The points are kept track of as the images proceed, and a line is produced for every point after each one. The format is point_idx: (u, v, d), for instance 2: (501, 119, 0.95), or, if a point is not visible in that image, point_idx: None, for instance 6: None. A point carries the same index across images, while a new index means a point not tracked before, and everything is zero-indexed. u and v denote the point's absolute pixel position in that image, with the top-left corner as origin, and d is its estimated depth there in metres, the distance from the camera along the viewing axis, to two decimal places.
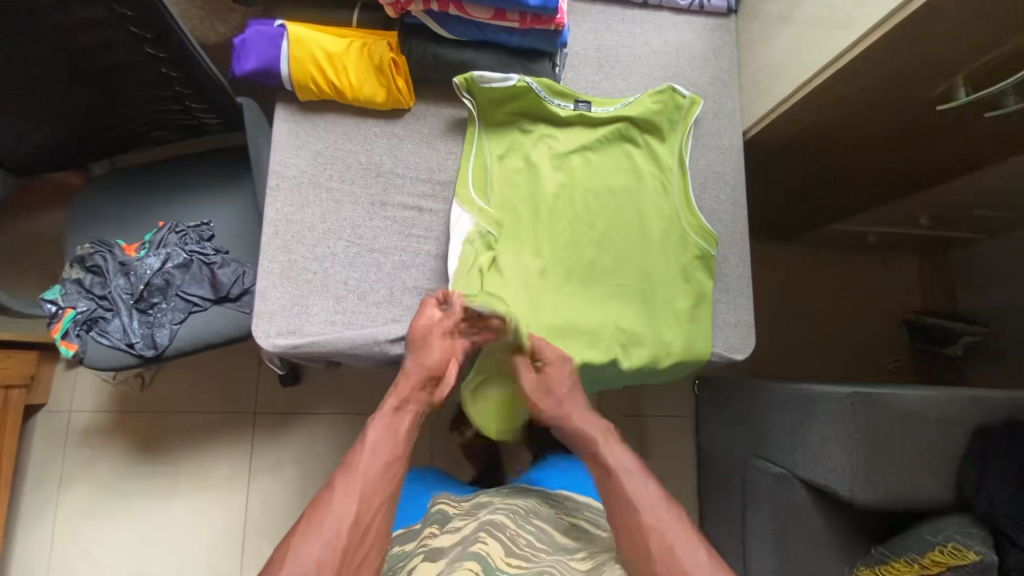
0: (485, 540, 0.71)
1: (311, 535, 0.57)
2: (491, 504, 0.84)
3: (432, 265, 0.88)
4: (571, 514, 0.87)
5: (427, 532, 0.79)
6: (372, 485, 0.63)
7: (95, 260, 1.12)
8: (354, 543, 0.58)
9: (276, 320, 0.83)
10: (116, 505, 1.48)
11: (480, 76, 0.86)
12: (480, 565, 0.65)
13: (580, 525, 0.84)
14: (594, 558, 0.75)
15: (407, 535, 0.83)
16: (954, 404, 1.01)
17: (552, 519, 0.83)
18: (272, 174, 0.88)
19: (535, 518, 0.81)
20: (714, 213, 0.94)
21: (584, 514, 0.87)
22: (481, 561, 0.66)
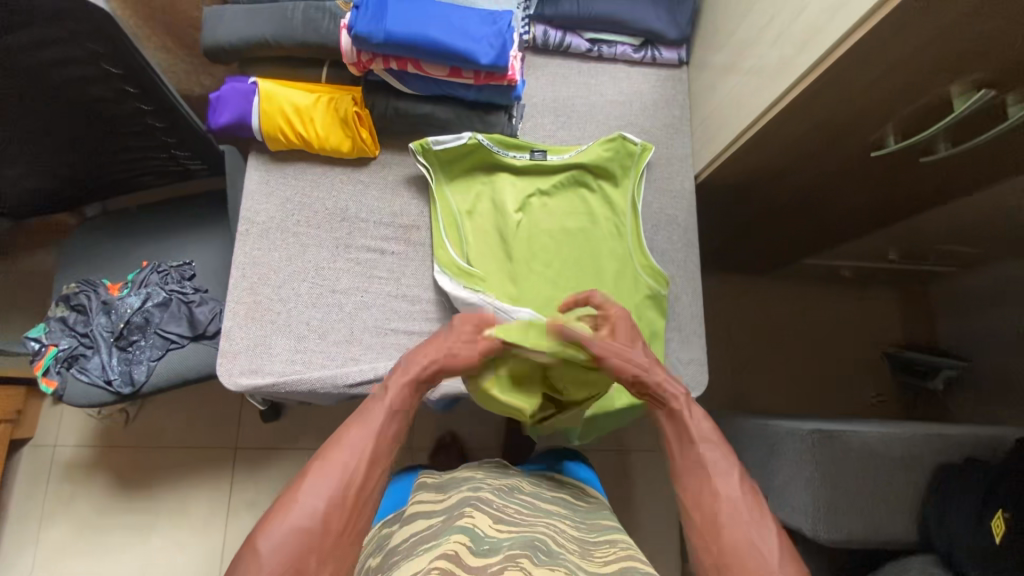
0: (473, 510, 0.76)
1: (317, 489, 0.62)
2: (474, 475, 0.90)
3: (391, 305, 0.92)
4: (553, 487, 0.96)
5: (414, 506, 0.86)
6: (375, 454, 0.66)
7: (79, 299, 1.17)
8: (353, 503, 0.63)
9: (239, 359, 0.87)
10: (94, 541, 1.48)
11: (433, 141, 0.92)
12: (468, 538, 0.69)
13: (561, 497, 0.93)
14: (573, 528, 0.83)
15: (395, 517, 0.88)
16: (913, 442, 1.01)
17: (533, 493, 0.89)
18: (242, 220, 0.93)
19: (518, 492, 0.88)
20: (667, 254, 0.98)
21: (563, 492, 0.95)
22: (469, 533, 0.71)
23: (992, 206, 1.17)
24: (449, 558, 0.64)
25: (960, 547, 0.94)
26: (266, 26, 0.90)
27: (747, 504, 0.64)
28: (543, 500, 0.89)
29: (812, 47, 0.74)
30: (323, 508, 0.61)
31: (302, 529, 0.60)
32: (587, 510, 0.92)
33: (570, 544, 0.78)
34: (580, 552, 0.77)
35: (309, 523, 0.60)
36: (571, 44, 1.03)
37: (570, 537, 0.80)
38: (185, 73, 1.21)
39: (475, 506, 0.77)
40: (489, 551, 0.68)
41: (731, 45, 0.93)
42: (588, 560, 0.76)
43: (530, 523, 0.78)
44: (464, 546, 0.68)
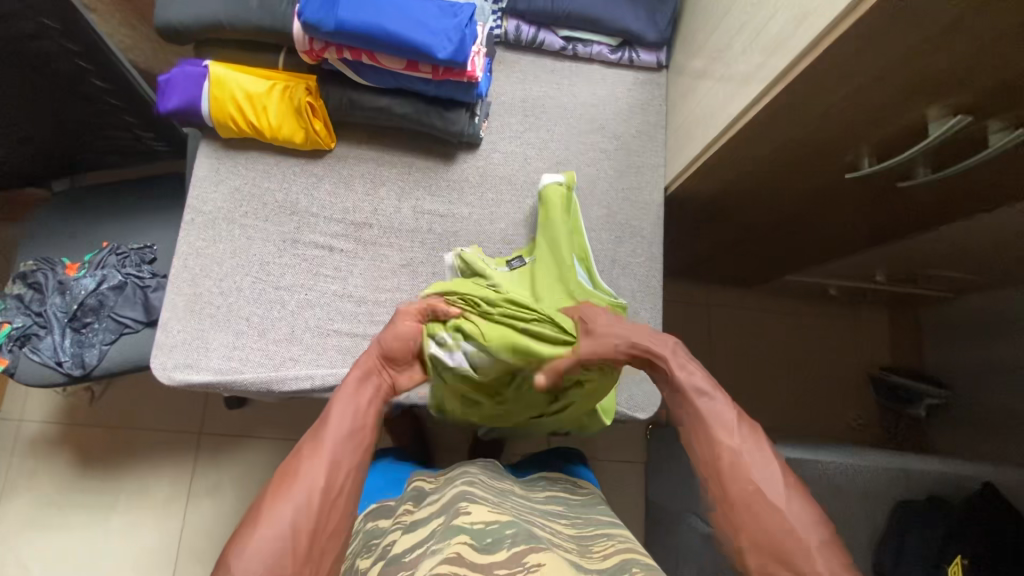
0: (469, 507, 0.71)
1: (284, 502, 0.56)
2: (470, 469, 0.86)
3: (335, 305, 0.88)
4: (547, 486, 0.92)
5: (401, 508, 0.81)
6: (342, 453, 0.60)
7: (36, 277, 1.15)
8: (327, 511, 0.56)
9: (174, 353, 0.84)
10: (54, 518, 1.48)
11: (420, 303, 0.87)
12: (468, 536, 0.64)
13: (554, 496, 0.89)
14: (567, 526, 0.79)
15: (379, 511, 0.83)
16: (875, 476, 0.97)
17: (527, 494, 0.85)
18: (188, 208, 0.90)
19: (514, 492, 0.83)
20: (629, 267, 0.94)
21: (556, 489, 0.91)
22: (467, 532, 0.65)
23: (981, 233, 1.11)
24: (451, 560, 0.59)
25: None
26: (219, 9, 0.86)
27: (754, 448, 0.58)
28: (537, 500, 0.85)
29: (778, 61, 0.69)
30: (292, 518, 0.55)
31: (275, 546, 0.53)
32: (581, 505, 0.88)
33: (567, 542, 0.73)
34: (579, 549, 0.71)
35: (280, 540, 0.53)
36: (544, 41, 0.98)
37: (566, 536, 0.75)
38: (154, 53, 1.18)
39: (470, 502, 0.72)
40: (492, 546, 0.63)
41: (706, 51, 0.88)
42: (586, 556, 0.70)
43: (527, 520, 0.73)
44: (466, 546, 0.63)
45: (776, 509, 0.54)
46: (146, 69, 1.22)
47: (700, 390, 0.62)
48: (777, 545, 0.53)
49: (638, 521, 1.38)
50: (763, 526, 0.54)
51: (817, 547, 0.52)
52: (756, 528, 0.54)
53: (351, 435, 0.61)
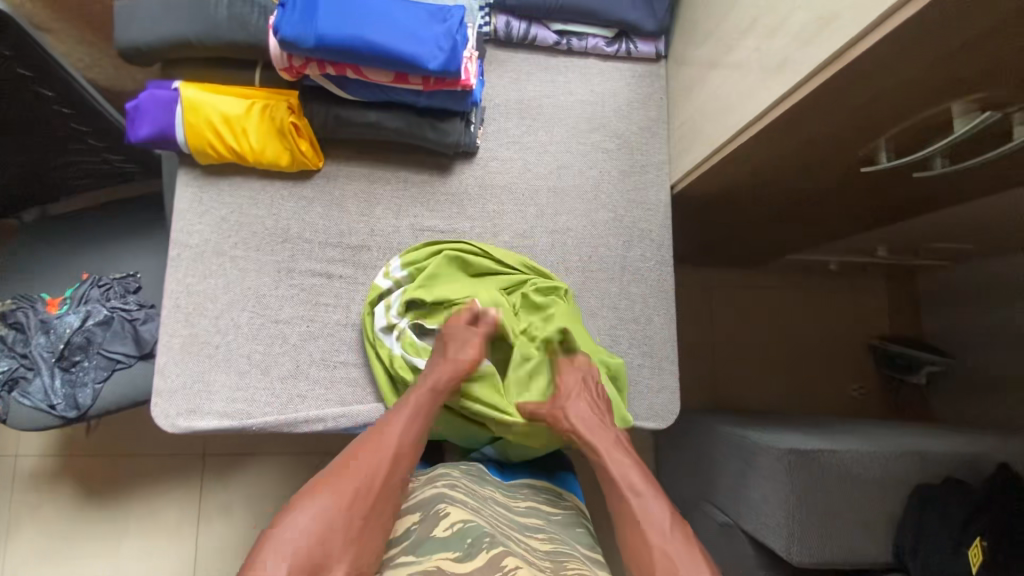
0: (448, 508, 0.69)
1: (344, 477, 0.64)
2: (450, 468, 0.82)
3: (339, 335, 0.85)
4: (530, 492, 0.86)
5: None
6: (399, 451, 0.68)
7: (16, 317, 1.10)
8: (377, 498, 0.64)
9: (176, 399, 0.80)
10: (63, 550, 1.46)
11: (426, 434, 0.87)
12: (448, 546, 0.64)
13: (535, 505, 0.83)
14: (543, 540, 0.74)
15: None
16: (891, 463, 0.97)
17: (506, 502, 0.80)
18: (174, 244, 0.84)
19: (492, 499, 0.79)
20: (640, 273, 0.91)
21: (538, 497, 0.85)
22: (447, 542, 0.64)
23: (988, 208, 1.10)
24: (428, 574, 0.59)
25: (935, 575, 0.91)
26: (185, 26, 0.79)
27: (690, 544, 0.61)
28: (516, 509, 0.80)
29: (795, 61, 0.65)
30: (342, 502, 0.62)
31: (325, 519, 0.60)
32: (560, 521, 0.81)
33: (543, 559, 0.69)
34: (554, 568, 0.67)
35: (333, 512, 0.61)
36: (537, 36, 0.92)
37: (542, 553, 0.71)
38: (115, 68, 1.10)
39: (450, 506, 0.70)
40: (472, 549, 0.62)
41: (712, 43, 0.83)
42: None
43: (502, 530, 0.70)
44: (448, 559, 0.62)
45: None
46: (107, 85, 1.13)
47: (639, 487, 0.67)
48: None
49: None
50: None
51: None
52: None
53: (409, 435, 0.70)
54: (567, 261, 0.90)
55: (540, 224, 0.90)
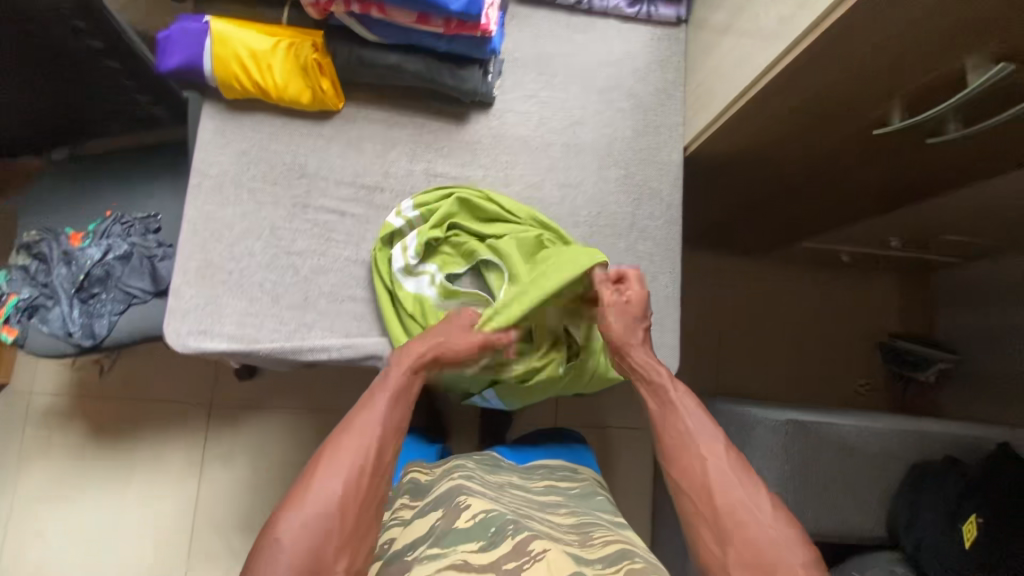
0: (468, 498, 0.74)
1: (332, 473, 0.62)
2: (464, 464, 0.88)
3: (349, 271, 0.87)
4: (543, 475, 0.94)
5: (397, 503, 0.83)
6: (386, 430, 0.66)
7: (40, 247, 1.14)
8: (370, 484, 0.63)
9: (188, 319, 0.83)
10: (69, 488, 1.50)
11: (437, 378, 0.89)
12: (470, 533, 0.67)
13: (551, 486, 0.90)
14: (565, 517, 0.80)
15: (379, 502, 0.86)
16: (890, 438, 0.97)
17: (523, 487, 0.87)
18: (195, 172, 0.87)
19: (510, 487, 0.85)
20: (647, 231, 0.91)
21: (556, 477, 0.94)
22: (469, 529, 0.68)
23: (1006, 194, 1.09)
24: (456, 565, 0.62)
25: (929, 551, 0.91)
26: None
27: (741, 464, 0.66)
28: (533, 493, 0.86)
29: (807, 9, 0.66)
30: (337, 491, 0.61)
31: (320, 518, 0.59)
32: (580, 495, 0.89)
33: (569, 533, 0.75)
34: (580, 539, 0.74)
35: (328, 511, 0.59)
36: None
37: (566, 527, 0.77)
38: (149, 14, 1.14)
39: (469, 496, 0.75)
40: (495, 538, 0.66)
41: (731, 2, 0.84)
42: (588, 545, 0.73)
43: (524, 512, 0.76)
44: (471, 551, 0.64)
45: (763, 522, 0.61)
46: (140, 29, 1.17)
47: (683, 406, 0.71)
48: (760, 551, 0.59)
49: (645, 486, 1.41)
50: (744, 533, 0.60)
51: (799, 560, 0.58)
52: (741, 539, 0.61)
53: (396, 412, 0.68)
54: (576, 214, 0.91)
55: (551, 176, 0.92)
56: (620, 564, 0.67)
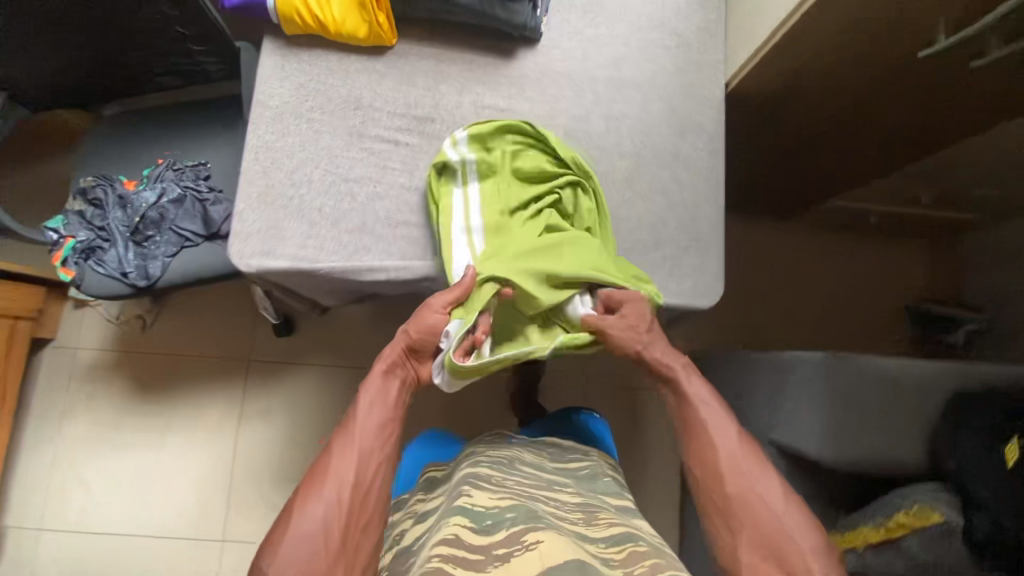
0: (470, 489, 0.77)
1: (317, 498, 0.63)
2: (474, 451, 0.93)
3: (404, 198, 0.90)
4: (558, 455, 0.96)
5: (414, 498, 0.90)
6: (369, 446, 0.68)
7: (95, 193, 1.18)
8: (358, 499, 0.65)
9: (252, 240, 0.87)
10: (112, 440, 1.55)
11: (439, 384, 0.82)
12: (467, 518, 0.71)
13: (563, 466, 0.93)
14: (574, 497, 0.83)
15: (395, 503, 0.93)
16: (931, 372, 0.98)
17: (533, 464, 0.91)
18: (256, 103, 0.91)
19: (521, 465, 0.88)
20: (691, 161, 0.94)
21: (568, 458, 0.96)
22: (468, 515, 0.72)
23: None
24: (449, 543, 0.65)
25: (972, 470, 0.92)
26: None
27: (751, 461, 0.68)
28: (542, 471, 0.90)
29: None
30: (323, 514, 0.62)
31: (311, 543, 0.60)
32: (588, 476, 0.91)
33: (574, 514, 0.78)
34: (585, 518, 0.77)
35: (318, 534, 0.61)
36: None
37: (574, 507, 0.80)
38: None
39: (472, 486, 0.78)
40: (491, 528, 0.69)
41: None
42: (590, 524, 0.76)
43: (528, 496, 0.79)
44: (464, 528, 0.69)
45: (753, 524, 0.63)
46: None
47: (709, 405, 0.74)
48: (775, 542, 0.62)
49: None
50: (757, 523, 0.63)
51: (807, 550, 0.62)
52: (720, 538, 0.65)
53: (380, 429, 0.70)
54: (621, 147, 0.94)
55: (597, 110, 0.94)
56: (626, 545, 0.70)
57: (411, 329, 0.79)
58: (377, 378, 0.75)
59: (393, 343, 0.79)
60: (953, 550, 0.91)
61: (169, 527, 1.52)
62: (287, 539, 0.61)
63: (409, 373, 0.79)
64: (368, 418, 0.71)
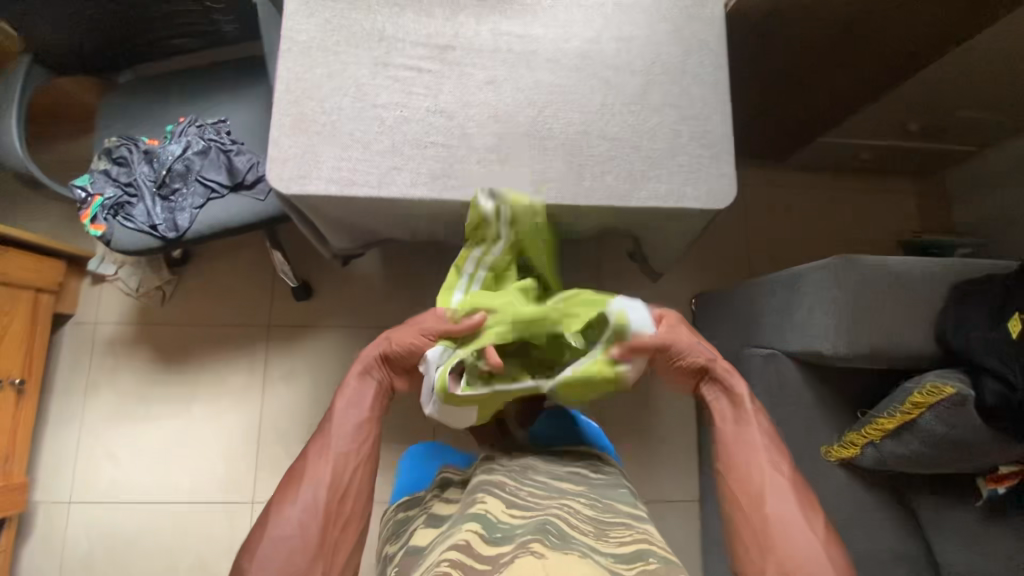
0: (485, 497, 0.86)
1: (296, 501, 0.74)
2: (492, 460, 1.01)
3: (430, 120, 0.95)
4: (572, 461, 1.06)
5: (432, 496, 1.04)
6: (344, 450, 0.78)
7: (120, 152, 1.21)
8: (334, 500, 0.75)
9: (289, 165, 0.91)
10: (137, 411, 1.56)
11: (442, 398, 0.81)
12: (480, 526, 0.79)
13: (577, 471, 1.02)
14: (588, 507, 0.89)
15: (410, 503, 1.11)
16: (931, 266, 1.04)
17: (548, 472, 0.98)
18: (284, 39, 0.95)
19: (532, 474, 0.96)
20: (697, 76, 0.99)
21: (581, 465, 1.04)
22: (480, 521, 0.80)
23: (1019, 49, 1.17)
24: (459, 550, 0.73)
25: (981, 348, 0.96)
26: None
27: (795, 499, 0.77)
28: (558, 477, 0.98)
29: None
30: (301, 515, 0.73)
31: (290, 539, 0.72)
32: (603, 485, 0.98)
33: (585, 524, 0.84)
34: (596, 533, 0.83)
35: (295, 532, 0.72)
36: None
37: (586, 517, 0.86)
38: None
39: (486, 495, 0.87)
40: (501, 540, 0.77)
41: None
42: (603, 540, 0.82)
43: (543, 506, 0.86)
44: (476, 535, 0.77)
45: (783, 550, 0.73)
46: None
47: (756, 432, 0.83)
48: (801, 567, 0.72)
49: None
50: (788, 550, 0.73)
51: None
52: (745, 554, 0.76)
53: (354, 431, 0.80)
54: (632, 66, 0.99)
55: (607, 32, 1.00)
56: (635, 565, 0.75)
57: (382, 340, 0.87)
58: (354, 385, 0.85)
59: (371, 348, 0.87)
60: (966, 419, 0.96)
61: (198, 493, 1.53)
62: (269, 537, 0.72)
63: (387, 376, 0.87)
64: (345, 425, 0.81)
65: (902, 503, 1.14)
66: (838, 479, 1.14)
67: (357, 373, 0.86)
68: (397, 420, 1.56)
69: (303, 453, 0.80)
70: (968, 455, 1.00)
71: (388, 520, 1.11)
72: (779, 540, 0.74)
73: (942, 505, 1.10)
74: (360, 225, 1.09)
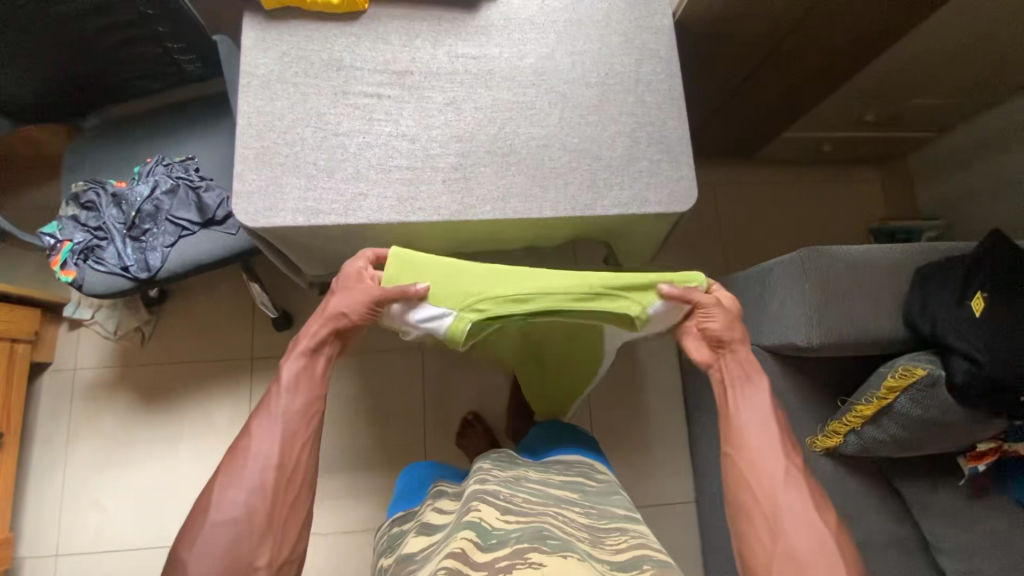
0: (479, 505, 0.85)
1: (238, 483, 0.72)
2: (482, 467, 1.00)
3: (392, 145, 0.96)
4: (564, 468, 1.07)
5: (427, 505, 1.03)
6: (292, 429, 0.77)
7: (88, 196, 1.21)
8: (279, 480, 0.74)
9: (254, 198, 0.92)
10: (122, 455, 1.54)
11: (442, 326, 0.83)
12: (475, 533, 0.78)
13: (570, 480, 1.03)
14: (582, 515, 0.91)
15: (405, 517, 1.11)
16: (892, 253, 1.08)
17: (542, 481, 0.99)
18: (243, 74, 0.96)
19: (525, 483, 0.96)
20: (651, 84, 1.02)
21: (574, 474, 1.05)
22: (475, 528, 0.79)
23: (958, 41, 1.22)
24: (456, 556, 0.72)
25: (945, 327, 0.99)
26: None
27: (804, 490, 0.74)
28: (551, 485, 0.98)
29: None
30: (247, 497, 0.72)
31: (234, 521, 0.71)
32: (598, 492, 1.00)
33: (581, 531, 0.86)
34: (592, 539, 0.85)
35: (240, 513, 0.71)
36: None
37: (582, 525, 0.88)
38: None
39: (482, 500, 0.85)
40: (495, 545, 0.77)
41: None
42: (599, 547, 0.84)
43: (537, 513, 0.86)
44: (471, 543, 0.76)
45: (788, 535, 0.71)
46: None
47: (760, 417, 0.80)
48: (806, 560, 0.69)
49: None
50: (790, 539, 0.71)
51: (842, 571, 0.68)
52: (753, 538, 0.74)
53: (301, 411, 0.79)
54: (587, 79, 1.01)
55: (561, 48, 1.02)
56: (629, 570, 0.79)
57: (326, 313, 0.83)
58: (298, 359, 0.81)
59: (320, 322, 0.82)
60: (940, 398, 0.98)
61: None
62: (213, 517, 0.71)
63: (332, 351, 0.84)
64: (286, 404, 0.79)
65: (890, 486, 1.15)
66: (825, 467, 1.15)
67: (304, 349, 0.82)
68: (388, 444, 1.55)
69: (246, 427, 0.78)
70: (947, 433, 1.01)
71: (383, 534, 1.11)
72: (788, 525, 0.72)
73: (929, 486, 1.11)
74: (332, 251, 1.09)
